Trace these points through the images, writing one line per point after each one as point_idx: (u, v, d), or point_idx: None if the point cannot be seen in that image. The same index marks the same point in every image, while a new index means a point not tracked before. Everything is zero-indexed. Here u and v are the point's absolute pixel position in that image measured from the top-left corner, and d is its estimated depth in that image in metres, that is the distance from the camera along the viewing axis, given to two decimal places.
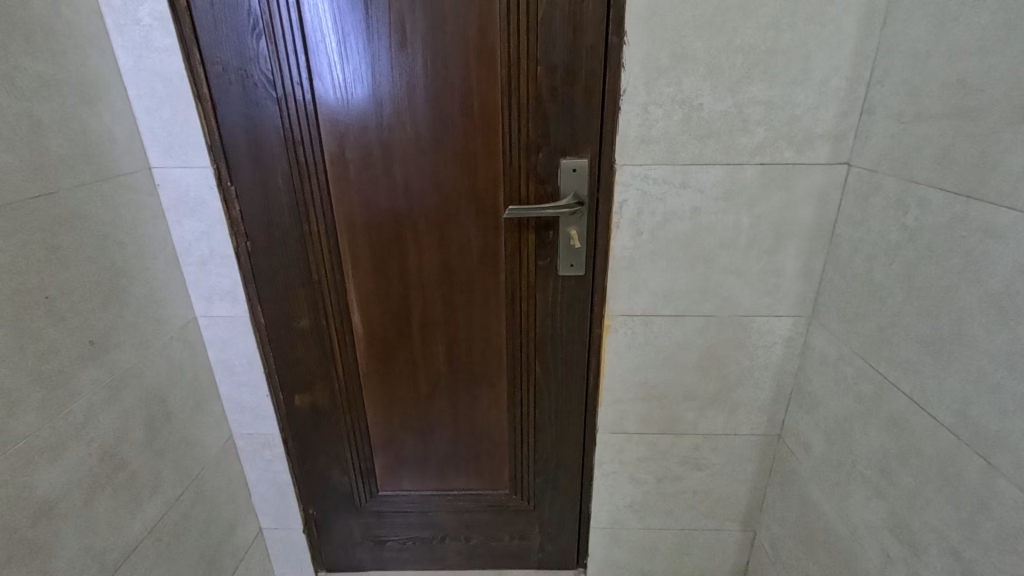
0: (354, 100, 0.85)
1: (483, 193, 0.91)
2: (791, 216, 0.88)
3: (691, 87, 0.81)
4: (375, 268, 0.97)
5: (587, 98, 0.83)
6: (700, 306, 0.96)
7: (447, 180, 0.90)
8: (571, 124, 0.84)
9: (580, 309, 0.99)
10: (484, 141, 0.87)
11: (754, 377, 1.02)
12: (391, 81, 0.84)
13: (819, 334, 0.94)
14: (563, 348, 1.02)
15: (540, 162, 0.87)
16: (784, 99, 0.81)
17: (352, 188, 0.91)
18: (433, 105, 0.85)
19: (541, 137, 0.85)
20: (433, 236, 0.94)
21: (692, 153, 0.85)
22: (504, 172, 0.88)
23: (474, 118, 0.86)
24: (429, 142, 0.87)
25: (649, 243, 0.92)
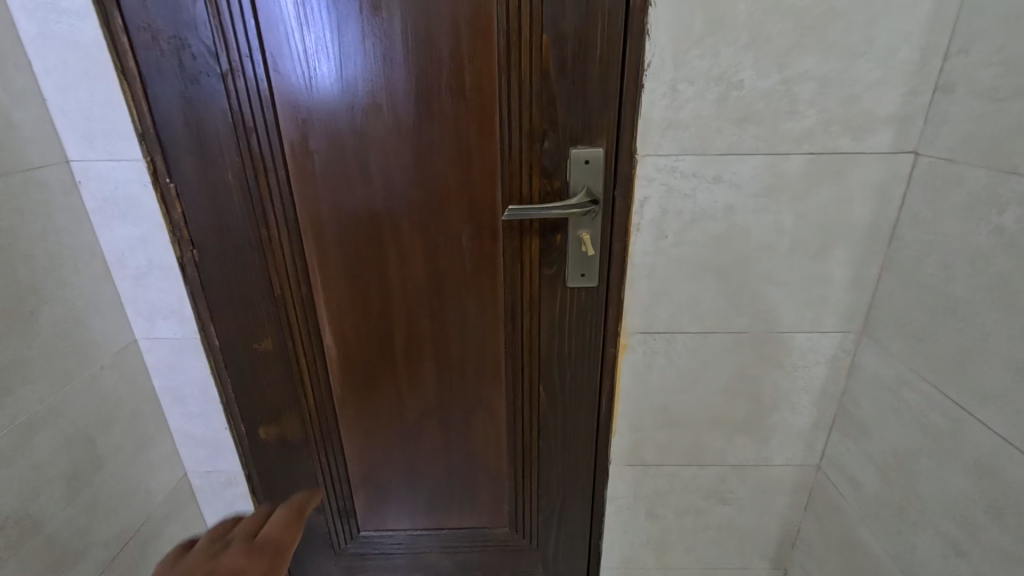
0: (318, 78, 0.70)
1: (477, 191, 0.76)
2: (843, 216, 0.74)
3: (730, 60, 0.66)
4: (349, 281, 0.82)
5: (603, 75, 0.68)
6: (732, 321, 0.82)
7: (434, 176, 0.75)
8: (584, 106, 0.70)
9: (591, 326, 0.84)
10: (478, 126, 0.72)
11: (792, 401, 0.89)
12: (363, 55, 0.69)
13: (873, 353, 0.80)
14: (571, 370, 0.88)
15: (546, 152, 0.72)
16: (842, 74, 0.67)
17: (320, 185, 0.75)
18: (414, 82, 0.70)
19: (548, 123, 0.70)
20: (417, 242, 0.79)
21: (728, 141, 0.70)
22: (502, 165, 0.74)
23: (466, 99, 0.71)
24: (411, 130, 0.72)
25: (675, 248, 0.77)
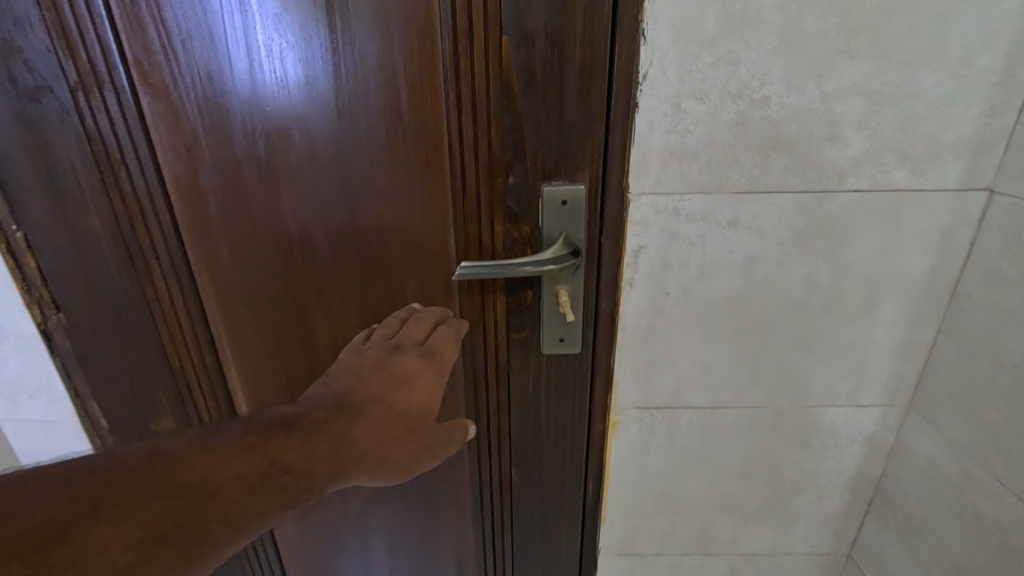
0: (203, 94, 0.52)
1: (424, 238, 0.59)
2: (893, 268, 0.58)
3: (753, 69, 0.49)
4: (265, 348, 0.65)
5: (584, 91, 0.51)
6: (749, 394, 0.66)
7: (367, 219, 0.58)
8: (560, 129, 0.52)
9: (576, 400, 0.68)
10: (421, 153, 0.55)
11: (820, 484, 0.72)
12: (264, 66, 0.52)
13: (925, 434, 0.65)
14: (551, 451, 0.71)
15: (511, 190, 0.55)
16: (901, 88, 0.50)
17: (218, 231, 0.58)
18: (333, 95, 0.53)
19: (513, 152, 0.53)
20: (350, 301, 0.62)
21: (749, 177, 0.54)
22: (454, 207, 0.57)
23: (404, 122, 0.54)
24: (333, 162, 0.55)
25: (679, 307, 0.61)
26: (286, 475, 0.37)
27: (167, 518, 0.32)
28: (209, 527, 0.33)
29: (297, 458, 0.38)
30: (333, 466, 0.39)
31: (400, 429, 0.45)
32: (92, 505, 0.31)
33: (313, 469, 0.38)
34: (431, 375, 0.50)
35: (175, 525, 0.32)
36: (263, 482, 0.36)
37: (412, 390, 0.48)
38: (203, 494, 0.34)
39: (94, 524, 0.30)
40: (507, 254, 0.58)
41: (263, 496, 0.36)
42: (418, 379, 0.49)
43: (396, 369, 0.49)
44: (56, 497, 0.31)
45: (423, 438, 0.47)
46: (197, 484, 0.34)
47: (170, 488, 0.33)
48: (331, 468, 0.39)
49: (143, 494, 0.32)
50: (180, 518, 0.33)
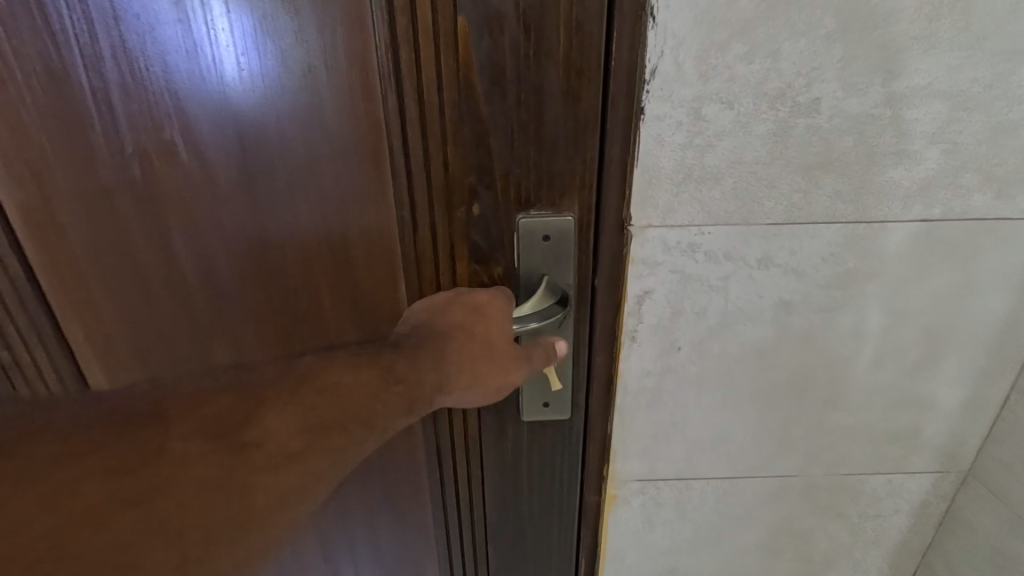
0: (45, 99, 0.38)
1: (364, 282, 0.46)
2: (963, 315, 0.46)
3: (800, 61, 0.37)
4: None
5: (571, 93, 0.37)
6: (776, 461, 0.54)
7: (288, 260, 0.45)
8: (538, 143, 0.39)
9: (568, 475, 0.54)
10: (354, 173, 0.42)
11: (856, 560, 0.61)
12: (125, 60, 0.37)
13: (982, 503, 0.54)
14: (537, 533, 0.58)
15: (476, 222, 0.41)
16: (993, 88, 0.38)
17: (89, 276, 0.45)
18: (227, 99, 0.39)
19: (477, 174, 0.40)
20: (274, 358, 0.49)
21: (786, 205, 0.41)
22: (402, 243, 0.43)
23: (327, 135, 0.40)
24: (237, 188, 0.42)
25: (693, 364, 0.48)
26: (403, 384, 0.37)
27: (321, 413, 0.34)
28: (349, 428, 0.35)
29: (408, 368, 0.38)
30: (436, 377, 0.38)
31: (480, 360, 0.40)
32: (257, 399, 0.33)
33: (420, 381, 0.38)
34: (500, 307, 0.41)
35: (321, 427, 0.34)
36: (391, 386, 0.37)
37: (488, 323, 0.41)
38: (342, 397, 0.35)
39: (265, 414, 0.33)
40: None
41: (389, 401, 0.37)
42: (490, 310, 0.41)
43: (464, 301, 0.42)
44: (228, 396, 0.33)
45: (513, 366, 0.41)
46: (333, 387, 0.35)
47: (317, 389, 0.35)
48: (435, 380, 0.38)
49: (297, 394, 0.34)
50: (327, 420, 0.34)
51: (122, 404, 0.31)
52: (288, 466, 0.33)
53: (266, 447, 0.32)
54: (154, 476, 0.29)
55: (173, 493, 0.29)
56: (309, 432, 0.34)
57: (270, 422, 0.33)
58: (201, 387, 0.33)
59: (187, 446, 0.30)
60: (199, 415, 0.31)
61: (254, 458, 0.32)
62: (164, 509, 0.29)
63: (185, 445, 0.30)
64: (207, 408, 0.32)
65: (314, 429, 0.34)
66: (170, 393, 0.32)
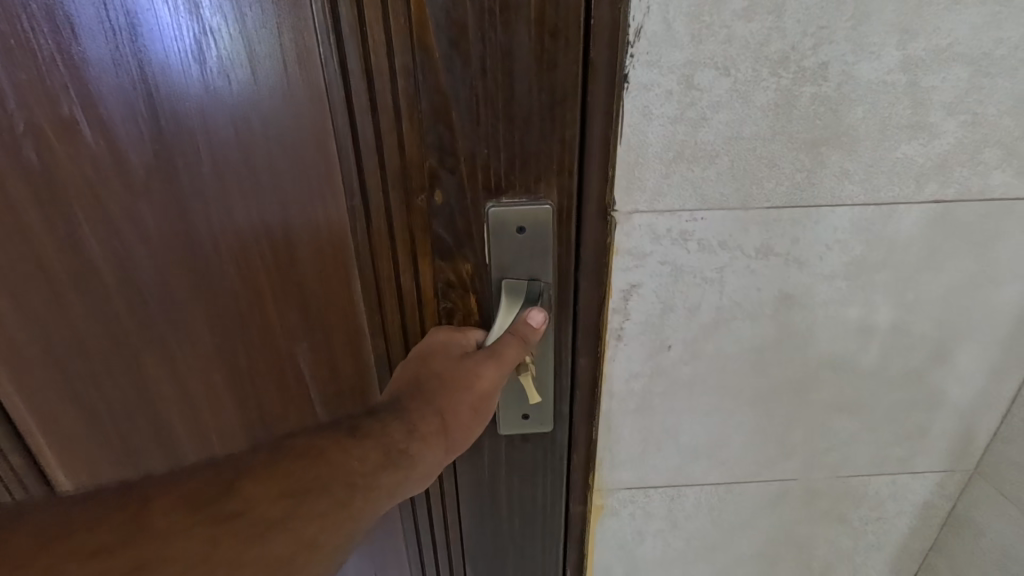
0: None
1: (313, 279, 0.41)
2: (976, 305, 0.42)
3: (806, 19, 0.32)
4: (91, 411, 0.48)
5: (543, 57, 0.32)
6: (774, 466, 0.50)
7: (221, 252, 0.40)
8: (507, 117, 0.33)
9: (551, 493, 0.49)
10: (293, 154, 0.37)
11: (856, 564, 0.57)
12: (17, 20, 0.33)
13: (984, 502, 0.51)
14: (517, 555, 0.53)
15: (437, 213, 0.36)
16: (1019, 51, 0.33)
17: (6, 260, 0.41)
18: (139, 65, 0.34)
19: (437, 157, 0.34)
20: (214, 357, 0.45)
21: (790, 185, 0.36)
22: (357, 237, 0.38)
23: (257, 114, 0.35)
24: (154, 172, 0.37)
25: (685, 364, 0.44)
26: (374, 438, 0.37)
27: (306, 477, 0.35)
28: (333, 490, 0.35)
29: (372, 424, 0.37)
30: (401, 426, 0.38)
31: (438, 404, 0.38)
32: (238, 475, 0.34)
33: (387, 433, 0.37)
34: (442, 337, 0.39)
35: (302, 491, 0.34)
36: (365, 440, 0.37)
37: (439, 358, 0.39)
38: (319, 460, 0.35)
39: (248, 485, 0.34)
40: (440, 304, 0.40)
41: (369, 458, 0.36)
42: (433, 351, 0.39)
43: (409, 356, 0.40)
44: (208, 471, 0.34)
45: (474, 381, 0.38)
46: (311, 454, 0.36)
47: (292, 457, 0.35)
48: (403, 430, 0.38)
49: (274, 464, 0.35)
50: (306, 483, 0.35)
51: (116, 491, 0.32)
52: (278, 530, 0.33)
53: (246, 517, 0.33)
54: (151, 546, 0.31)
55: (159, 564, 0.30)
56: (289, 497, 0.34)
57: (248, 491, 0.33)
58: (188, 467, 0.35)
59: (173, 520, 0.31)
60: (186, 491, 0.33)
61: (241, 525, 0.33)
62: None
63: (175, 515, 0.32)
64: (187, 483, 0.33)
65: (295, 493, 0.34)
66: (162, 476, 0.34)
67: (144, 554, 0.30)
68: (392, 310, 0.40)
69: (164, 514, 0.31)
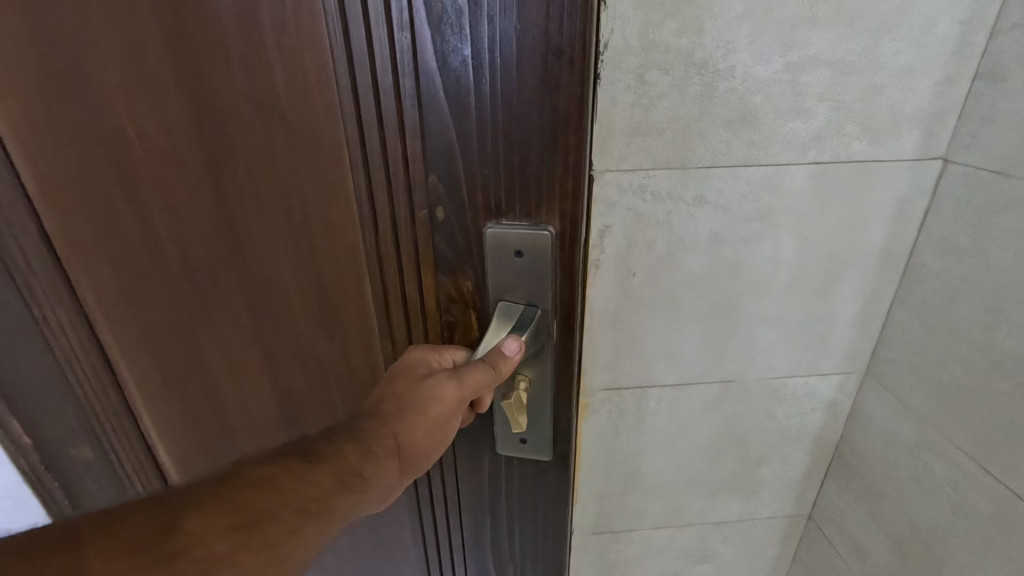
0: (57, 82, 0.47)
1: (329, 272, 0.53)
2: (854, 239, 0.58)
3: (719, 36, 0.47)
4: (158, 366, 0.62)
5: (535, 79, 0.41)
6: (715, 370, 0.66)
7: (272, 237, 0.52)
8: (508, 132, 0.43)
9: (544, 502, 0.62)
10: (329, 165, 0.47)
11: (783, 453, 0.74)
12: (123, 47, 0.45)
13: (884, 401, 0.65)
14: (516, 555, 0.66)
15: (440, 224, 0.47)
16: (863, 57, 0.49)
17: (122, 237, 0.54)
18: (236, 98, 0.45)
19: (443, 173, 0.45)
20: (270, 318, 0.57)
21: (714, 151, 0.52)
22: (366, 252, 0.50)
23: (312, 134, 0.46)
24: (212, 168, 0.49)
25: (644, 288, 0.59)
26: (330, 462, 0.43)
27: (253, 508, 0.39)
28: (284, 519, 0.40)
29: (328, 449, 0.44)
30: (357, 448, 0.45)
31: (396, 425, 0.47)
32: (179, 512, 0.37)
33: (342, 455, 0.44)
34: (419, 356, 0.50)
35: (250, 523, 0.39)
36: (321, 463, 0.43)
37: (412, 378, 0.48)
38: (271, 488, 0.40)
39: (190, 521, 0.37)
40: (444, 315, 0.52)
41: (323, 484, 0.42)
42: (406, 370, 0.49)
43: (388, 374, 0.50)
44: (152, 514, 0.37)
45: (433, 403, 0.47)
46: (259, 482, 0.40)
47: (239, 489, 0.40)
48: (358, 452, 0.45)
49: (220, 496, 0.39)
50: (254, 515, 0.39)
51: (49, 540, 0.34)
52: (222, 566, 0.37)
53: (188, 555, 0.36)
54: None
55: None
56: (235, 531, 0.38)
57: (193, 530, 0.37)
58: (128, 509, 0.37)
59: (113, 564, 0.34)
60: (129, 532, 0.36)
61: (184, 563, 0.36)
62: None
63: (117, 559, 0.34)
64: (127, 526, 0.36)
65: (243, 526, 0.38)
66: (100, 517, 0.36)
67: None
68: (400, 308, 0.52)
69: (104, 560, 0.34)
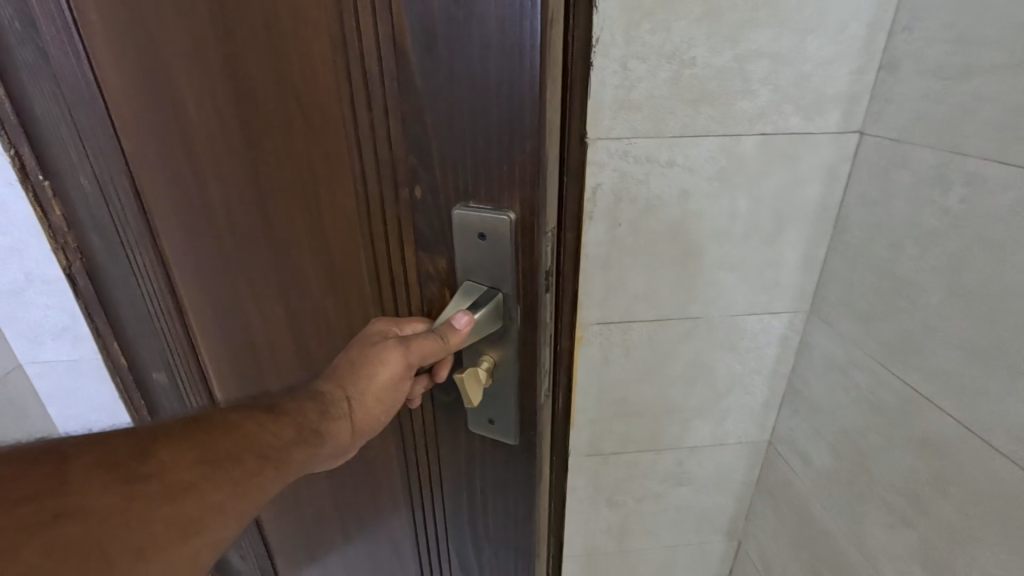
0: (141, 66, 0.56)
1: (337, 247, 0.57)
2: (792, 196, 0.73)
3: (682, 34, 0.62)
4: (211, 321, 0.71)
5: (496, 63, 0.40)
6: (687, 307, 0.80)
7: (292, 213, 0.57)
8: (473, 119, 0.43)
9: (512, 482, 0.62)
10: (329, 149, 0.52)
11: (745, 382, 0.89)
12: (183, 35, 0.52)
13: (823, 334, 0.80)
14: (490, 536, 0.67)
15: (417, 204, 0.50)
16: (792, 53, 0.64)
17: (185, 205, 0.63)
18: (266, 87, 0.51)
19: (420, 158, 0.47)
20: (289, 288, 0.62)
21: (682, 122, 0.67)
22: (360, 226, 0.54)
23: (320, 119, 0.50)
24: (248, 148, 0.55)
25: (628, 236, 0.74)
26: (290, 415, 0.48)
27: (223, 446, 0.41)
28: (247, 460, 0.42)
29: (290, 405, 0.48)
30: (314, 405, 0.50)
31: (350, 389, 0.51)
32: (155, 440, 0.38)
33: (301, 409, 0.48)
34: (380, 327, 0.54)
35: (216, 459, 0.40)
36: (282, 415, 0.47)
37: (369, 346, 0.52)
38: (237, 431, 0.43)
39: (163, 448, 0.38)
40: (425, 289, 0.54)
41: (285, 433, 0.46)
42: (365, 338, 0.53)
43: (354, 341, 0.54)
44: (130, 440, 0.37)
45: (383, 370, 0.51)
46: (226, 425, 0.43)
47: (208, 430, 0.41)
48: (316, 409, 0.49)
49: (191, 432, 0.40)
50: (220, 453, 0.40)
51: (25, 451, 0.33)
52: (189, 494, 0.37)
53: (159, 478, 0.36)
54: (61, 501, 0.32)
55: (66, 519, 0.31)
56: (203, 463, 0.39)
57: (165, 455, 0.37)
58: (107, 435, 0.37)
59: (88, 478, 0.33)
60: (106, 453, 0.36)
61: (154, 485, 0.36)
62: (61, 538, 0.31)
63: (92, 473, 0.34)
64: (102, 447, 0.36)
65: (210, 460, 0.40)
66: (76, 440, 0.36)
67: (54, 508, 0.31)
68: (388, 282, 0.56)
69: (85, 471, 0.34)
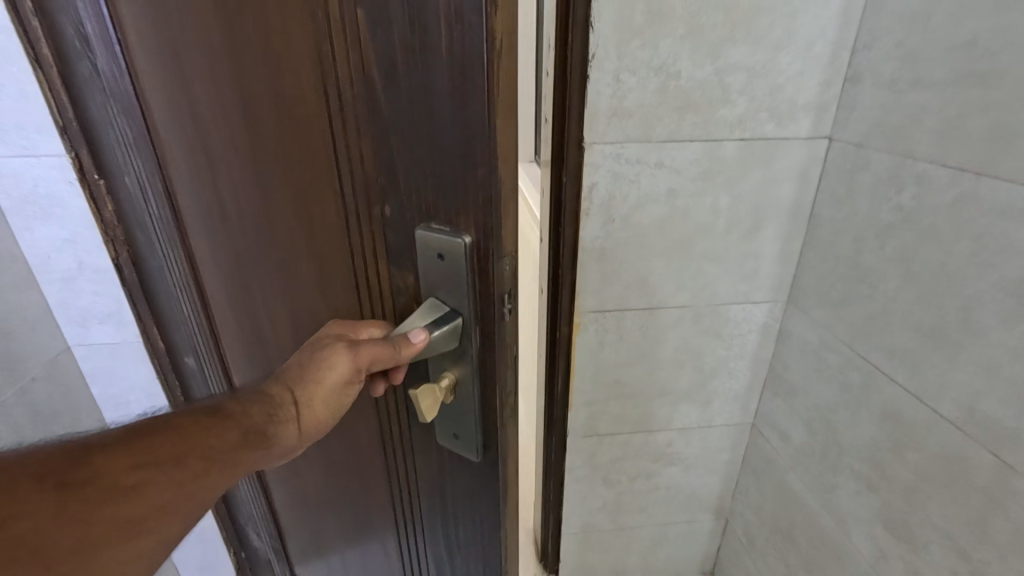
0: (157, 78, 0.58)
1: (322, 262, 0.55)
2: (768, 195, 0.81)
3: (668, 50, 0.70)
4: (225, 317, 0.74)
5: (451, 85, 0.38)
6: (675, 296, 0.88)
7: (284, 225, 0.56)
8: (437, 140, 0.41)
9: (485, 510, 0.57)
10: (310, 163, 0.49)
11: (729, 367, 0.96)
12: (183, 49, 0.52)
13: (799, 320, 0.88)
14: (464, 558, 0.63)
15: (387, 219, 0.47)
16: (766, 67, 0.72)
17: (202, 209, 0.65)
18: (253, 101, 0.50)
19: (388, 175, 0.45)
20: (284, 298, 0.62)
21: (668, 128, 0.75)
22: (343, 241, 0.52)
23: (298, 134, 0.48)
24: (244, 158, 0.54)
25: (622, 230, 0.81)
26: (235, 419, 0.41)
27: (167, 446, 0.35)
28: (190, 463, 0.36)
29: (234, 407, 0.42)
30: (261, 409, 0.43)
31: (298, 391, 0.45)
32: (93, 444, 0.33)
33: (246, 411, 0.42)
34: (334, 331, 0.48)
35: (155, 462, 0.34)
36: (227, 420, 0.40)
37: (322, 347, 0.46)
38: (176, 434, 0.37)
39: (103, 450, 0.33)
40: (396, 302, 0.51)
41: (229, 438, 0.39)
42: (316, 341, 0.48)
43: (305, 343, 0.48)
44: (50, 446, 0.32)
45: (332, 376, 0.45)
46: (162, 427, 0.37)
47: (145, 432, 0.35)
48: (263, 411, 0.43)
49: (131, 433, 0.35)
50: (160, 456, 0.35)
51: None
52: (132, 497, 0.32)
53: (99, 482, 0.31)
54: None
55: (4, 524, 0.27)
56: (143, 466, 0.33)
57: (103, 458, 0.32)
58: (25, 446, 0.31)
59: (23, 483, 0.29)
60: (36, 459, 0.30)
61: (94, 488, 0.31)
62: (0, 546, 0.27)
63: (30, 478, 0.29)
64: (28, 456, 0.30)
65: (150, 463, 0.34)
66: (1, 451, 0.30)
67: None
68: (367, 294, 0.53)
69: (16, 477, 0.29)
